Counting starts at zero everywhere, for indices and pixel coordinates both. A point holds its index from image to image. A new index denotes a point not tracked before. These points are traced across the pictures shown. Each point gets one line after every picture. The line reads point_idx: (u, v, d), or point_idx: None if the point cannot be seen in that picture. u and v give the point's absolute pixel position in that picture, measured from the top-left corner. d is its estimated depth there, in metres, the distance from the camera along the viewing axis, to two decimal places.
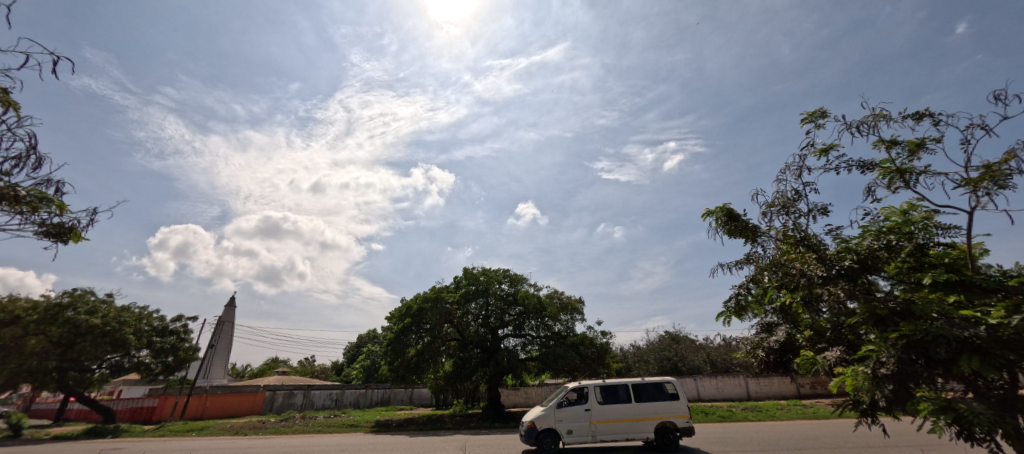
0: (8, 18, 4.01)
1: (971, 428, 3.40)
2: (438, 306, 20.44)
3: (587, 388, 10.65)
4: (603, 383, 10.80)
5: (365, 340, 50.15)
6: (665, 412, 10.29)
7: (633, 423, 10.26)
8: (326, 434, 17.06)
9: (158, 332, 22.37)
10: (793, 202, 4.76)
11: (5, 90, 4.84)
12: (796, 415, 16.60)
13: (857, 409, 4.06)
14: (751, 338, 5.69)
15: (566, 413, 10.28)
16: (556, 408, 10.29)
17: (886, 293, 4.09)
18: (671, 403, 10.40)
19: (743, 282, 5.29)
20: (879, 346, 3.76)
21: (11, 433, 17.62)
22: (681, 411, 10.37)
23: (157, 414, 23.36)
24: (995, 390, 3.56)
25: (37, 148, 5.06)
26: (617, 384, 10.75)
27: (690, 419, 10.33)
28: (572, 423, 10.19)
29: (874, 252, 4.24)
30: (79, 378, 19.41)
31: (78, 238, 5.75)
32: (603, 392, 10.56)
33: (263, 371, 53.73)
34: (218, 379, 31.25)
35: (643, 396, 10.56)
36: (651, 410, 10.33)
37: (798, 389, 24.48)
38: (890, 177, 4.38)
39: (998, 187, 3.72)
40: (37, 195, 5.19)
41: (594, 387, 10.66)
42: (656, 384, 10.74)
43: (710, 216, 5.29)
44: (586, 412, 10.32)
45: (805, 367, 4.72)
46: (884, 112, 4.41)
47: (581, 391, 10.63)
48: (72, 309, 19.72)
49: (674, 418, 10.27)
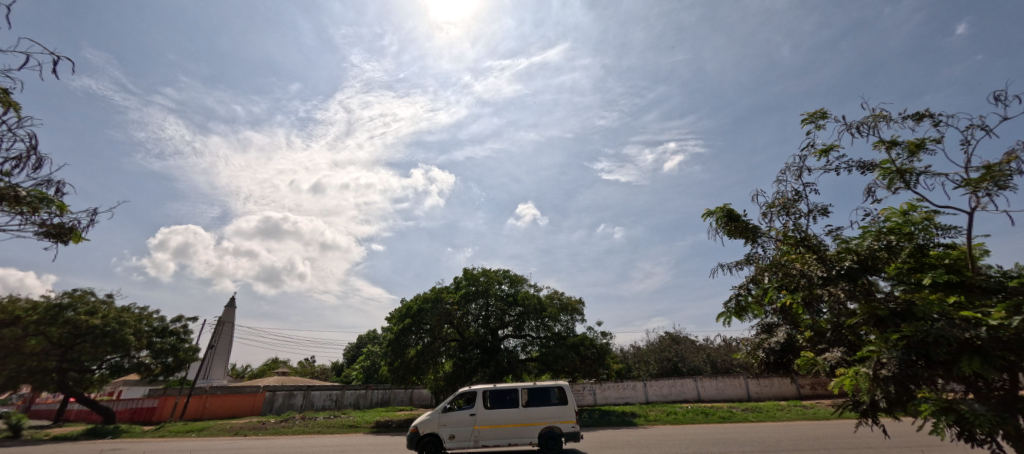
0: (8, 18, 4.02)
1: (972, 428, 3.40)
2: (438, 306, 20.44)
3: (476, 393, 10.63)
4: (493, 388, 10.77)
5: (365, 341, 50.15)
6: (551, 416, 10.29)
7: (517, 428, 10.21)
8: (326, 435, 17.03)
9: (157, 332, 22.39)
10: (793, 203, 4.76)
11: (5, 90, 4.85)
12: (797, 415, 16.59)
13: (858, 409, 4.06)
14: (751, 339, 5.69)
15: (450, 418, 10.26)
16: (441, 413, 10.28)
17: (886, 294, 4.09)
18: (557, 407, 10.38)
19: (743, 282, 5.29)
20: (880, 347, 3.76)
21: (12, 434, 17.62)
22: (568, 416, 10.36)
23: (157, 414, 23.35)
24: (996, 391, 3.55)
25: (37, 148, 5.06)
26: (507, 388, 10.73)
27: (576, 424, 10.29)
28: (454, 428, 10.17)
29: (874, 252, 4.24)
30: (77, 378, 19.62)
31: (78, 238, 5.75)
32: (491, 397, 10.55)
33: (263, 371, 53.77)
34: (218, 380, 31.26)
35: (531, 401, 10.54)
36: (537, 415, 10.32)
37: (798, 390, 24.47)
38: (891, 177, 4.38)
39: (999, 188, 3.72)
40: (38, 195, 5.19)
41: (484, 392, 10.65)
42: (545, 389, 10.71)
43: (710, 217, 5.29)
44: (470, 417, 10.31)
45: (805, 368, 4.72)
46: (884, 112, 4.41)
47: (471, 395, 10.61)
48: (72, 309, 19.74)
49: (559, 423, 10.25)
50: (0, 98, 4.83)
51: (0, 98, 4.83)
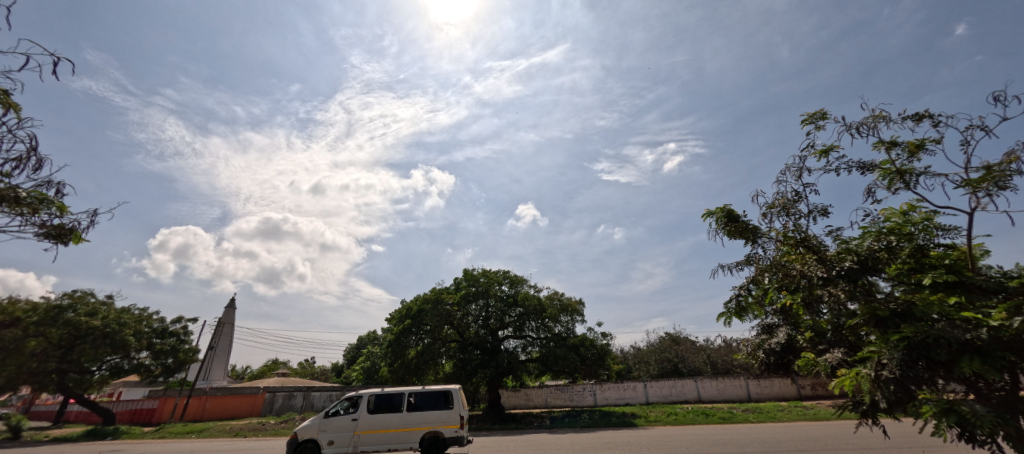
0: (7, 19, 4.02)
1: (974, 429, 3.39)
2: (439, 307, 20.48)
3: (361, 397, 10.63)
4: (381, 392, 10.78)
5: (365, 341, 50.13)
6: (433, 421, 10.31)
7: (397, 433, 10.23)
8: None
9: (157, 334, 22.39)
10: (793, 203, 4.76)
11: (6, 91, 4.85)
12: (797, 416, 16.58)
13: (858, 410, 4.05)
14: (751, 339, 5.69)
15: (331, 423, 10.27)
16: (323, 418, 10.28)
17: (886, 295, 4.09)
18: (441, 412, 10.43)
19: (743, 283, 5.28)
20: (880, 347, 3.75)
21: (12, 435, 17.60)
22: (452, 420, 10.39)
23: (157, 415, 23.33)
24: (997, 392, 3.55)
25: (37, 150, 5.07)
26: (395, 392, 10.74)
27: (459, 429, 10.32)
28: (334, 433, 10.18)
29: (874, 252, 4.23)
30: (78, 379, 19.57)
31: (78, 239, 5.75)
32: (376, 401, 10.56)
33: (262, 373, 53.73)
34: (218, 381, 31.24)
35: (416, 405, 10.56)
36: (419, 420, 10.33)
37: (799, 390, 24.45)
38: (891, 178, 4.37)
39: (999, 188, 3.71)
40: (38, 196, 5.20)
41: (370, 396, 10.66)
42: (433, 394, 10.72)
43: (710, 217, 5.28)
44: (352, 422, 10.32)
45: (806, 369, 4.71)
46: (884, 113, 4.41)
47: (357, 400, 10.61)
48: (72, 310, 19.75)
49: (442, 428, 10.27)
50: (0, 100, 4.84)
51: (0, 99, 4.84)
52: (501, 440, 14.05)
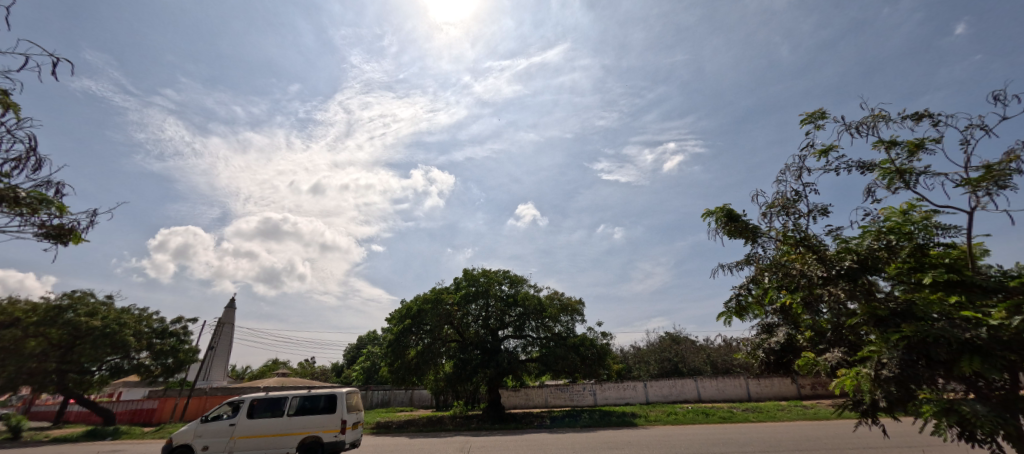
0: (6, 19, 4.02)
1: (973, 429, 3.39)
2: (439, 307, 20.49)
3: (244, 401, 10.79)
4: (266, 396, 10.92)
5: (365, 341, 50.11)
6: (313, 426, 10.46)
7: (276, 437, 10.47)
8: None
9: (157, 334, 22.39)
10: (793, 203, 4.76)
11: (5, 91, 4.84)
12: (797, 416, 16.60)
13: (858, 409, 4.06)
14: (751, 339, 5.69)
15: (208, 428, 10.44)
16: (200, 423, 10.45)
17: (886, 294, 4.09)
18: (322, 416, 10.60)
19: (743, 282, 5.28)
20: (880, 347, 3.75)
21: (11, 435, 17.58)
22: (332, 424, 10.56)
23: (157, 416, 23.33)
24: (996, 391, 3.54)
25: (37, 150, 5.07)
26: (280, 397, 10.89)
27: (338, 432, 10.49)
28: (209, 438, 10.34)
29: (874, 252, 4.22)
30: (78, 380, 19.53)
31: (78, 239, 5.74)
32: (257, 406, 10.73)
33: (262, 373, 53.68)
34: (218, 381, 31.16)
35: (298, 410, 10.75)
36: (299, 424, 10.53)
37: (798, 390, 24.47)
38: (890, 177, 4.38)
39: (999, 187, 3.71)
40: (38, 196, 5.20)
41: (251, 401, 10.80)
42: (316, 397, 10.88)
43: (710, 217, 5.28)
44: (229, 427, 10.50)
45: (806, 369, 4.71)
46: (883, 112, 4.40)
47: (238, 404, 10.76)
48: (72, 311, 19.74)
49: (321, 432, 10.44)
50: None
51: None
52: (501, 440, 14.05)
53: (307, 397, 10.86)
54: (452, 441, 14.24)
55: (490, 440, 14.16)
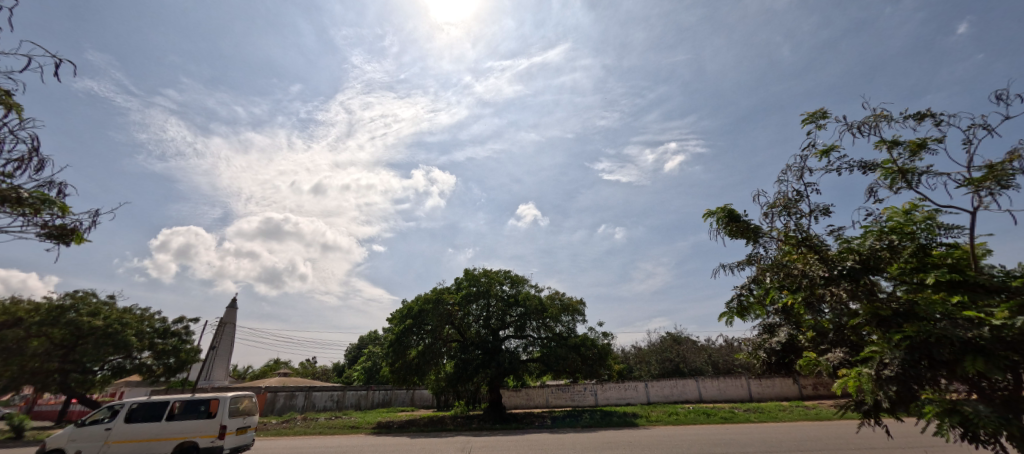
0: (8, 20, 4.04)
1: (976, 430, 3.37)
2: (440, 307, 20.49)
3: (120, 408, 12.70)
4: (147, 403, 12.88)
5: (365, 342, 50.11)
6: (189, 431, 12.41)
7: (155, 438, 12.48)
8: (327, 436, 17.01)
9: (159, 334, 22.43)
10: (794, 203, 4.74)
11: (8, 92, 4.86)
12: (799, 416, 16.54)
13: (860, 409, 4.04)
14: (752, 339, 5.68)
15: (84, 431, 12.60)
16: (77, 428, 12.58)
17: (889, 294, 4.08)
18: (197, 422, 12.54)
19: (745, 283, 5.26)
20: (882, 347, 3.74)
21: (13, 435, 17.66)
22: (204, 429, 12.46)
23: None
24: (1000, 392, 3.52)
25: (39, 151, 5.09)
26: (161, 403, 12.87)
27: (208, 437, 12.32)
28: (87, 440, 12.53)
29: (876, 252, 4.19)
30: (80, 380, 19.55)
31: (80, 239, 5.76)
32: (137, 412, 12.66)
33: (263, 372, 53.72)
34: (218, 381, 30.99)
35: (178, 415, 12.70)
36: (176, 428, 12.53)
37: (800, 390, 24.39)
38: (893, 177, 4.36)
39: (1002, 187, 3.69)
40: (40, 197, 5.21)
41: (131, 407, 12.77)
42: (192, 405, 12.73)
43: (711, 217, 5.26)
44: (105, 431, 12.73)
45: (807, 369, 4.69)
46: (885, 112, 4.39)
47: (117, 410, 12.73)
48: (74, 310, 19.77)
49: (196, 437, 12.35)
50: (2, 100, 4.85)
51: (2, 100, 4.85)
52: (501, 440, 14.02)
53: (189, 406, 12.77)
54: (452, 441, 14.20)
55: (491, 440, 14.17)
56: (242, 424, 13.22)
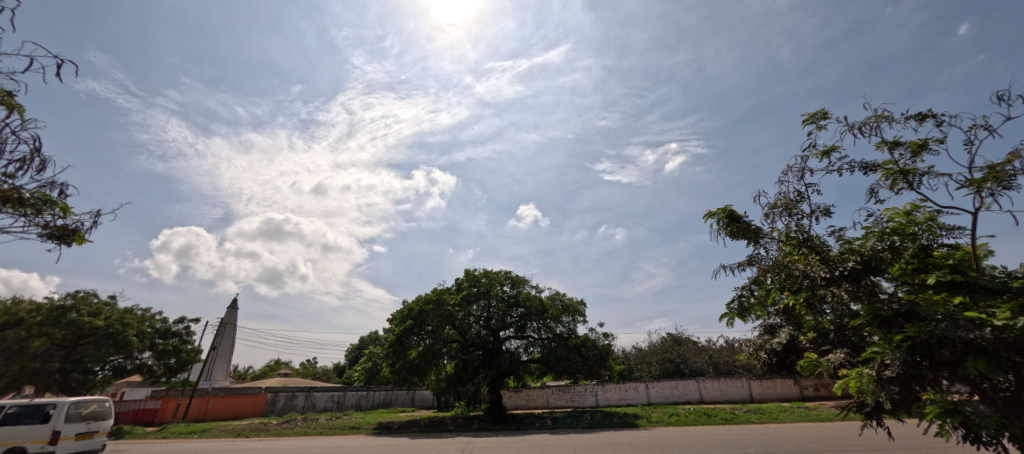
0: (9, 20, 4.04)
1: (977, 430, 3.36)
2: (440, 307, 20.40)
3: None
4: None
5: (365, 342, 50.09)
6: (18, 438, 10.18)
7: None
8: (328, 437, 16.97)
9: (160, 334, 22.44)
10: (795, 204, 4.73)
11: (9, 93, 4.86)
12: (800, 417, 16.51)
13: (862, 411, 4.03)
14: (753, 340, 5.67)
15: None
16: None
17: (890, 295, 4.06)
18: (33, 427, 10.32)
19: (745, 283, 5.25)
20: (884, 348, 3.73)
21: None
22: (39, 435, 10.27)
23: (159, 416, 23.38)
24: (1002, 393, 3.50)
25: (41, 151, 5.10)
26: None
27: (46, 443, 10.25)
28: None
29: (877, 252, 4.17)
30: (82, 380, 19.52)
31: (81, 240, 5.76)
32: None
33: (264, 373, 53.65)
34: (218, 381, 31.08)
35: (9, 420, 10.39)
36: (5, 435, 10.23)
37: (801, 391, 24.35)
38: (894, 178, 4.35)
39: (1003, 188, 3.68)
40: (42, 197, 5.22)
41: None
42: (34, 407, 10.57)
43: (712, 218, 5.25)
44: None
45: (808, 370, 4.68)
46: (886, 113, 4.37)
47: None
48: (75, 311, 19.78)
49: (26, 443, 10.18)
50: (4, 101, 4.85)
51: (4, 100, 4.85)
52: (502, 441, 13.99)
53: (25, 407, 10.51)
54: (453, 442, 14.17)
55: (492, 440, 14.16)
56: (92, 430, 11.12)
